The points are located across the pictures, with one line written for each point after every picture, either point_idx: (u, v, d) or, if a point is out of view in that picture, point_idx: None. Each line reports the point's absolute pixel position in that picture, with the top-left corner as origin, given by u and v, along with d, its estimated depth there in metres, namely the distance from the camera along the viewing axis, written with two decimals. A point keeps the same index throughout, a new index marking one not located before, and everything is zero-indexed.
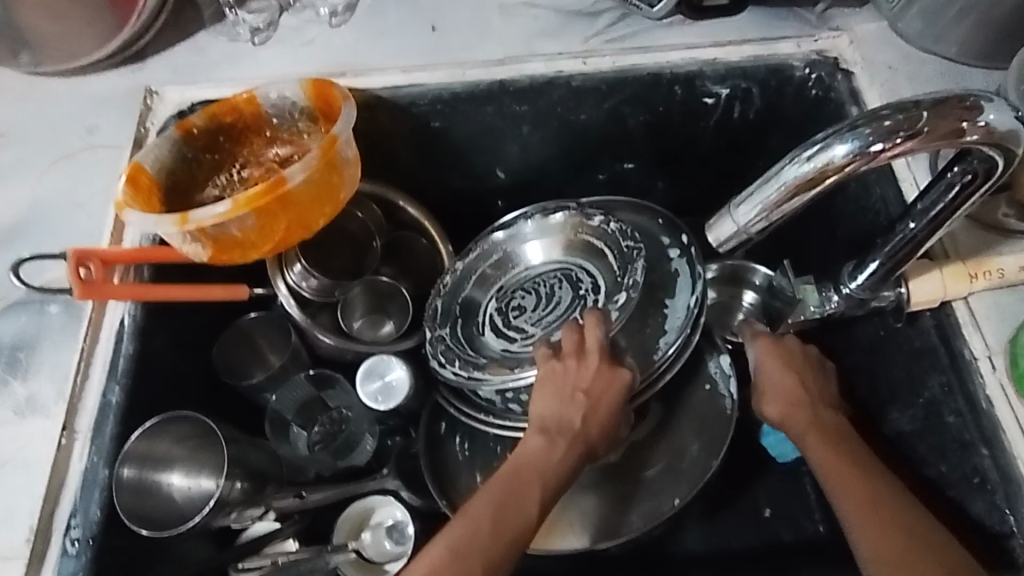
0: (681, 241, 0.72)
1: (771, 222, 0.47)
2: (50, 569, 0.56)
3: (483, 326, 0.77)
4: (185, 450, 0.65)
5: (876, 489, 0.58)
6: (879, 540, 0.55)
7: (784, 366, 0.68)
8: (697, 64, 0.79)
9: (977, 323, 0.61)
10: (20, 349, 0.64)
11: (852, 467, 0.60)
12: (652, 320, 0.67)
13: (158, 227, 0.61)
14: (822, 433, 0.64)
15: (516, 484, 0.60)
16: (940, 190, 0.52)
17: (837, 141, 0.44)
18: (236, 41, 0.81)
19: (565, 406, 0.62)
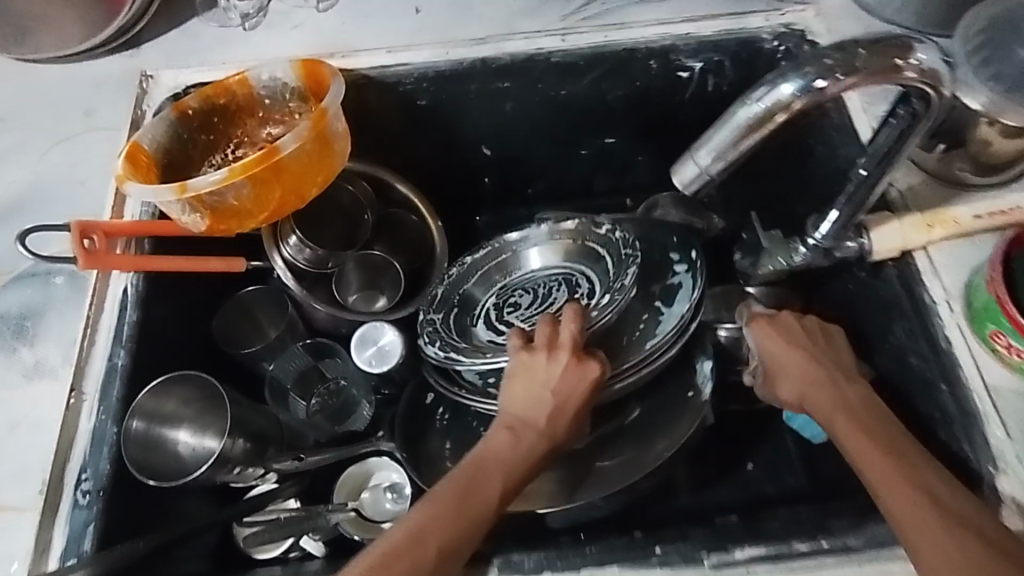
0: (689, 257, 0.76)
1: (730, 162, 0.51)
2: (61, 520, 0.59)
3: (476, 319, 0.80)
4: (192, 411, 0.69)
5: (918, 476, 0.55)
6: (910, 514, 0.53)
7: (789, 344, 0.68)
8: (671, 39, 0.82)
9: (936, 271, 0.65)
10: (28, 318, 0.67)
11: (875, 438, 0.58)
12: (642, 321, 0.71)
13: (156, 197, 0.64)
14: (843, 406, 0.62)
15: (477, 471, 0.60)
16: (886, 132, 0.56)
17: (784, 81, 0.48)
18: (228, 26, 0.84)
19: (533, 400, 0.63)
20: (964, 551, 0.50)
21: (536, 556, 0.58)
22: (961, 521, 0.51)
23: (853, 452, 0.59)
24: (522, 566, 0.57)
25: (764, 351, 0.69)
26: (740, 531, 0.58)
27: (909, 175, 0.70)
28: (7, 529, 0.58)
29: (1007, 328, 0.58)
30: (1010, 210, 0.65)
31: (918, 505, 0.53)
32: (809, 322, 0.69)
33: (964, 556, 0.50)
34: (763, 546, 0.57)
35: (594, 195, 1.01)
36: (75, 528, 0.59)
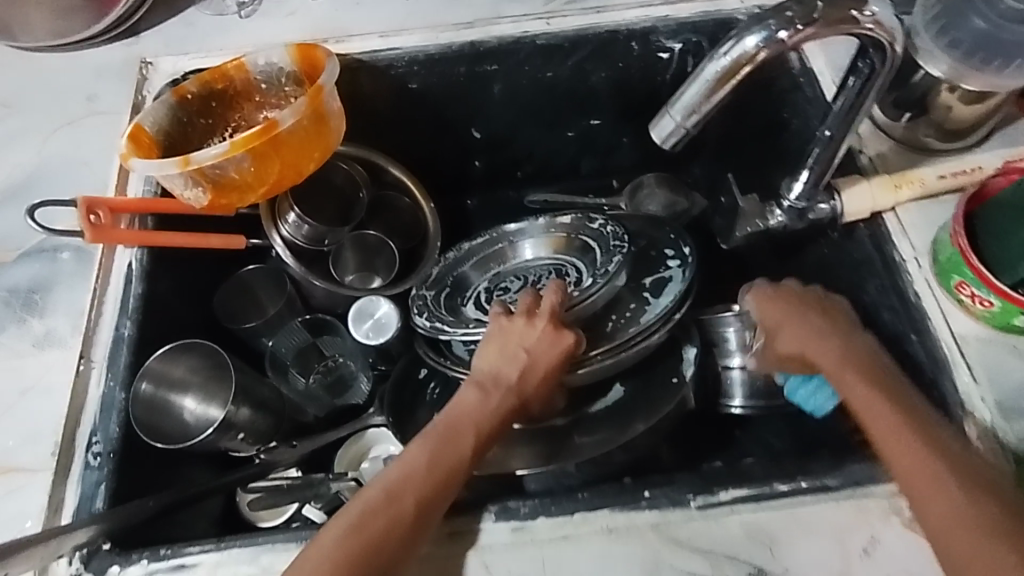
0: (682, 252, 0.74)
1: (703, 115, 0.54)
2: (72, 479, 0.61)
3: (467, 299, 0.79)
4: (200, 378, 0.72)
5: (930, 438, 0.55)
6: (910, 465, 0.54)
7: (796, 305, 0.68)
8: (651, 21, 0.86)
9: (905, 231, 0.69)
10: (36, 291, 0.69)
11: (879, 391, 0.58)
12: (627, 304, 0.70)
13: (159, 171, 0.67)
14: (851, 361, 0.62)
15: (453, 431, 0.61)
16: (846, 93, 0.60)
17: (748, 35, 0.51)
18: (225, 14, 0.87)
19: (506, 360, 0.65)
20: (963, 500, 0.51)
21: (531, 502, 0.59)
22: (962, 473, 0.52)
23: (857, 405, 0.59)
24: (517, 512, 0.59)
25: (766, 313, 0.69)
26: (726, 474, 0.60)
27: (878, 142, 0.73)
28: (20, 488, 0.60)
29: (971, 278, 0.61)
30: (973, 168, 0.68)
31: (919, 455, 0.54)
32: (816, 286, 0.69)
33: (961, 505, 0.51)
34: (749, 487, 0.58)
35: (582, 177, 1.04)
36: (86, 487, 0.61)
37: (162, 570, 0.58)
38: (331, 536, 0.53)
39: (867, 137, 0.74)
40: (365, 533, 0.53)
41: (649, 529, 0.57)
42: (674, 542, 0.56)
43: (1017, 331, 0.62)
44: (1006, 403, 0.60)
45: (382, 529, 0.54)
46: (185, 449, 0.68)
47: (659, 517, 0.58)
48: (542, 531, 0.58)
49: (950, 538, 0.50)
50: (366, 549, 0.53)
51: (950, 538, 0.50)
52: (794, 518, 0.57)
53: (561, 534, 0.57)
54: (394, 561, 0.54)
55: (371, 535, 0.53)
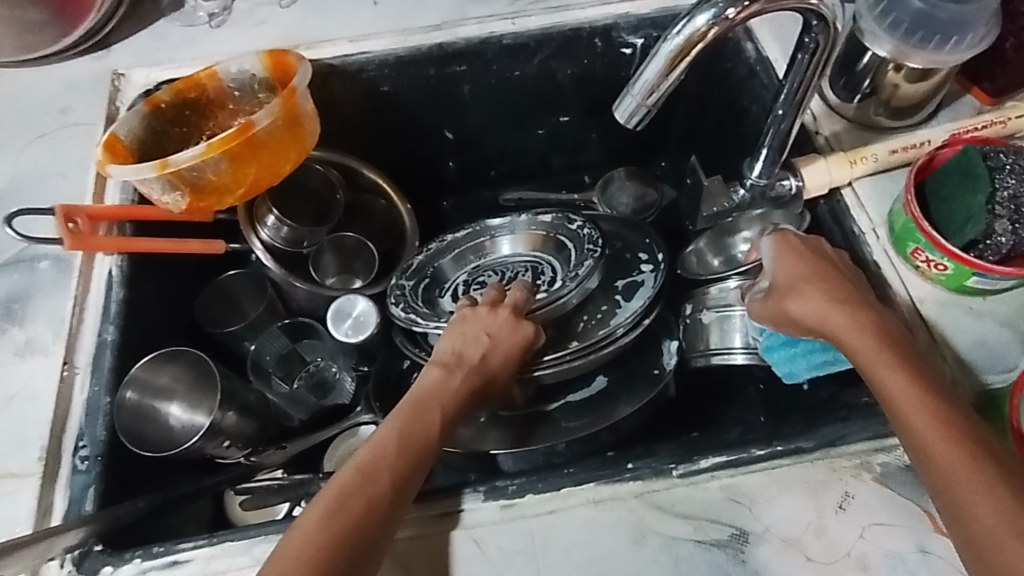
0: (655, 258, 0.76)
1: (662, 92, 0.57)
2: (61, 483, 0.62)
3: (445, 292, 0.81)
4: (184, 386, 0.72)
5: (971, 434, 0.52)
6: (956, 470, 0.50)
7: (811, 266, 0.64)
8: (612, 17, 0.89)
9: (862, 204, 0.72)
10: (16, 301, 0.69)
11: (913, 379, 0.55)
12: (600, 303, 0.73)
13: (137, 175, 0.68)
14: (870, 325, 0.59)
15: (422, 412, 0.62)
16: (793, 72, 0.64)
17: (697, 14, 0.53)
18: (195, 25, 0.89)
19: (468, 343, 0.67)
20: (1010, 508, 0.48)
21: (519, 480, 0.60)
22: (1006, 476, 0.49)
23: (886, 395, 0.55)
24: (506, 490, 0.60)
25: (778, 272, 0.66)
26: (704, 442, 0.62)
27: (831, 122, 0.77)
28: (7, 494, 0.60)
29: (924, 243, 0.64)
30: (922, 143, 0.71)
31: (961, 461, 0.50)
32: (838, 251, 0.66)
33: (1006, 515, 0.48)
34: (726, 454, 0.60)
35: (553, 173, 1.07)
36: (76, 490, 0.61)
37: (155, 567, 0.58)
38: (310, 517, 0.53)
39: (821, 119, 0.77)
40: (345, 514, 0.53)
41: (634, 497, 0.59)
42: (658, 510, 0.58)
43: (972, 292, 0.65)
44: (964, 360, 0.63)
45: (361, 510, 0.54)
46: (169, 457, 0.68)
47: (643, 486, 0.59)
48: (530, 506, 0.59)
49: (1000, 552, 0.47)
50: (346, 530, 0.53)
51: (995, 548, 0.47)
52: (770, 479, 0.59)
53: (548, 509, 0.59)
54: (376, 542, 0.54)
55: (350, 517, 0.53)
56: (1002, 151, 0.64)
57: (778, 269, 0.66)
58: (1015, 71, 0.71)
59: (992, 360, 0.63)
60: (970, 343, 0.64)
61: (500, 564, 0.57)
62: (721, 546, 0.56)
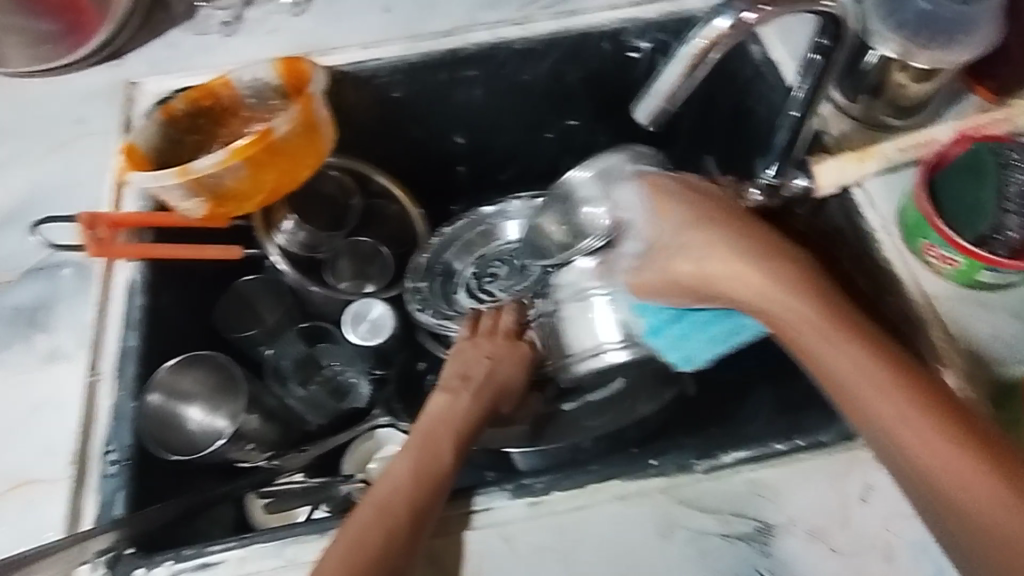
0: None
1: (684, 91, 0.58)
2: (91, 488, 0.62)
3: (459, 286, 0.96)
4: (206, 390, 0.72)
5: (913, 386, 0.52)
6: (910, 428, 0.50)
7: (707, 215, 0.64)
8: (620, 22, 0.91)
9: (872, 202, 0.73)
10: (39, 308, 0.70)
11: (850, 343, 0.54)
12: None
13: (158, 181, 0.70)
14: (787, 290, 0.58)
15: (432, 438, 0.64)
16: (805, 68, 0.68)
17: (716, 16, 0.54)
18: (208, 33, 0.89)
19: (471, 364, 0.74)
20: (963, 457, 0.48)
21: (546, 477, 0.61)
22: (955, 422, 0.50)
23: (833, 363, 0.55)
24: (532, 488, 0.60)
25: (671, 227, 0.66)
26: (726, 438, 0.63)
27: (840, 122, 0.78)
28: (38, 500, 0.61)
29: (936, 239, 0.65)
30: (928, 141, 0.71)
31: (917, 422, 0.50)
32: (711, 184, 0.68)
33: (983, 469, 0.48)
34: (748, 448, 0.61)
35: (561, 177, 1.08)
36: (106, 496, 0.62)
37: (187, 570, 0.58)
38: (334, 553, 0.54)
39: (829, 118, 0.78)
40: (365, 545, 0.54)
41: (659, 492, 0.60)
42: (683, 504, 0.59)
43: (983, 287, 0.66)
44: (977, 352, 0.65)
45: (382, 541, 0.54)
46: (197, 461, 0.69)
47: (668, 481, 0.60)
48: (558, 503, 0.60)
49: (961, 499, 0.48)
50: (370, 561, 0.53)
51: (955, 497, 0.48)
52: (792, 471, 0.60)
53: (576, 505, 0.60)
54: (401, 565, 0.54)
55: (372, 549, 0.54)
56: (1012, 150, 0.66)
57: (659, 221, 0.67)
58: (1017, 70, 0.72)
59: (1004, 352, 0.65)
60: (982, 336, 0.65)
61: (529, 560, 0.58)
62: (747, 539, 0.57)
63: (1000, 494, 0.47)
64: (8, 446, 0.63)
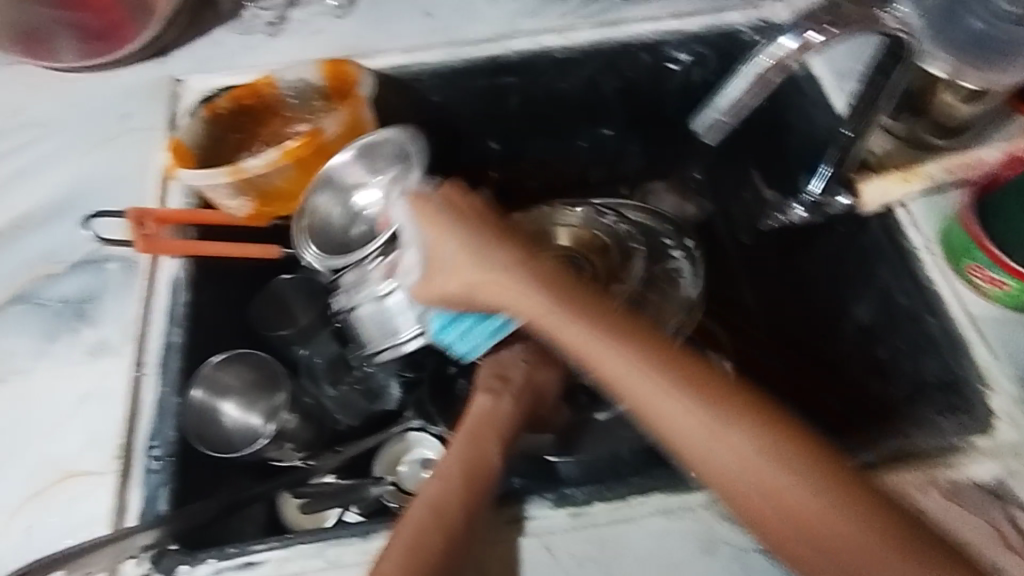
0: (685, 245, 0.90)
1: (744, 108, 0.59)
2: (135, 482, 0.63)
3: None
4: (244, 386, 0.71)
5: (714, 413, 0.50)
6: (728, 465, 0.49)
7: (480, 256, 0.64)
8: (660, 34, 0.91)
9: (916, 222, 0.73)
10: (88, 303, 0.72)
11: (652, 383, 0.53)
12: (653, 295, 0.84)
13: (209, 180, 0.72)
14: (582, 332, 0.57)
15: (477, 440, 0.63)
16: (868, 89, 0.71)
17: (783, 36, 0.55)
18: (253, 32, 0.90)
19: (511, 362, 0.69)
20: (785, 479, 0.47)
21: (587, 488, 0.61)
22: (766, 440, 0.48)
23: (647, 414, 0.53)
24: (574, 498, 0.61)
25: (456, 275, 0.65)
26: None
27: (882, 141, 0.77)
28: (86, 492, 0.62)
29: (985, 261, 0.65)
30: (976, 162, 0.73)
31: (733, 454, 0.49)
32: (471, 195, 0.67)
33: (766, 458, 0.48)
34: None
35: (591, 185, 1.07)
36: (149, 490, 0.62)
37: (230, 568, 0.58)
38: (390, 560, 0.54)
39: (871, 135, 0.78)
40: (423, 554, 0.54)
41: (702, 507, 0.60)
42: (726, 520, 0.59)
43: None
44: None
45: (438, 548, 0.55)
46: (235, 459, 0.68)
47: (710, 497, 0.60)
48: (600, 514, 0.60)
49: (800, 526, 0.46)
50: (428, 567, 0.54)
51: (798, 528, 0.46)
52: None
53: (619, 516, 0.60)
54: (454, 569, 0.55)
55: (429, 556, 0.54)
56: None
57: (423, 241, 0.66)
58: None
59: None
60: None
61: (571, 571, 0.58)
62: None
63: (774, 468, 0.47)
64: (57, 437, 0.65)
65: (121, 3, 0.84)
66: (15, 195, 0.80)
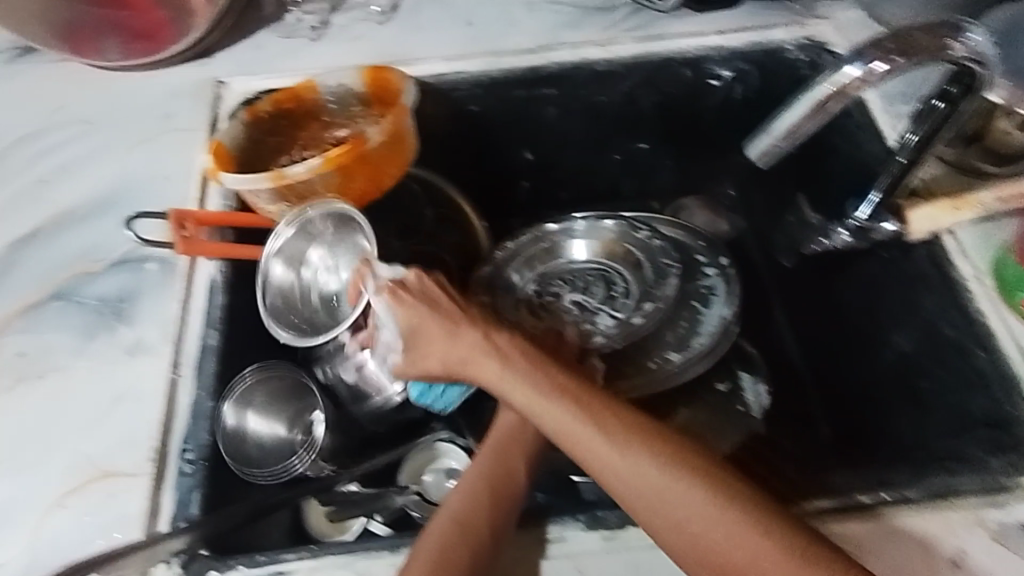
0: (718, 262, 0.86)
1: (798, 134, 0.58)
2: (167, 484, 0.63)
3: (520, 302, 0.88)
4: (273, 400, 0.71)
5: (681, 499, 0.52)
6: (699, 547, 0.51)
7: (446, 331, 0.64)
8: (704, 49, 0.90)
9: (964, 251, 0.71)
10: (126, 302, 0.72)
11: (621, 468, 0.54)
12: (686, 313, 0.82)
13: (252, 184, 0.72)
14: (552, 412, 0.57)
15: (504, 461, 0.62)
16: (925, 118, 0.68)
17: (847, 66, 0.55)
18: (296, 37, 0.91)
19: None
20: (755, 561, 0.49)
21: (620, 511, 0.60)
22: (736, 523, 0.50)
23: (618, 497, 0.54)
24: (607, 521, 0.60)
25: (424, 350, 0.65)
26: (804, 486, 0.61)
27: (931, 168, 0.76)
28: (118, 492, 0.62)
29: None
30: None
31: (706, 538, 0.50)
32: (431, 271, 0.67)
33: (735, 542, 0.50)
34: (832, 499, 0.60)
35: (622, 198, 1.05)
36: (182, 493, 0.62)
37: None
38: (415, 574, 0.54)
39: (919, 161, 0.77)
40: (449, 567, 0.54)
41: None
42: None
43: None
44: None
45: (465, 562, 0.55)
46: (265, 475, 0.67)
47: None
48: (633, 539, 0.59)
49: None
50: None
51: None
52: (878, 526, 0.59)
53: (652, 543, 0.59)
54: None
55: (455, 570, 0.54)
56: None
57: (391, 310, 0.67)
58: None
59: None
60: None
61: None
62: None
63: (744, 554, 0.49)
64: (93, 435, 0.65)
65: (157, 7, 0.85)
66: (57, 192, 0.81)
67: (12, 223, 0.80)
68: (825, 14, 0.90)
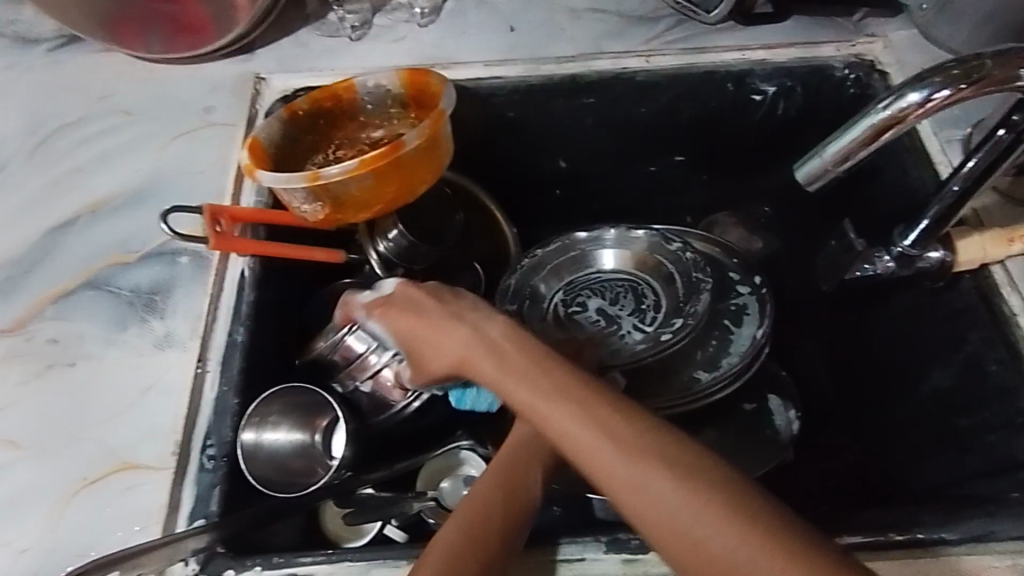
0: (752, 281, 0.83)
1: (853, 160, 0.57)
2: (188, 480, 0.63)
3: (547, 311, 0.86)
4: (290, 413, 0.70)
5: (684, 500, 0.48)
6: (707, 556, 0.46)
7: (442, 329, 0.66)
8: (748, 64, 0.87)
9: (1013, 283, 0.67)
10: (157, 294, 0.73)
11: (622, 468, 0.51)
12: (716, 333, 0.80)
13: (287, 182, 0.71)
14: (552, 411, 0.56)
15: (516, 470, 0.61)
16: (987, 149, 0.63)
17: (908, 92, 0.54)
18: (337, 36, 0.91)
19: None
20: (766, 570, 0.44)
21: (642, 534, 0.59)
22: (742, 528, 0.46)
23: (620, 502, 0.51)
24: (628, 544, 0.58)
25: (427, 352, 0.67)
26: (833, 522, 0.59)
27: (984, 198, 0.73)
28: (140, 485, 0.62)
29: None
30: None
31: (712, 545, 0.46)
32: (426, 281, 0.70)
33: (743, 550, 0.45)
34: (863, 534, 0.57)
35: (655, 212, 1.03)
36: (201, 489, 0.62)
37: None
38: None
39: None
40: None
41: None
42: None
43: None
44: None
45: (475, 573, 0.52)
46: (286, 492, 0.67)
47: None
48: (653, 565, 0.57)
49: None
50: None
51: None
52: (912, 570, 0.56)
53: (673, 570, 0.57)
54: None
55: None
56: None
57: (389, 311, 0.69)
58: None
59: None
60: None
61: None
62: None
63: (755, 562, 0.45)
64: (118, 425, 0.66)
65: (201, 3, 0.86)
66: (96, 182, 0.82)
67: (52, 210, 0.81)
68: (878, 31, 0.87)
